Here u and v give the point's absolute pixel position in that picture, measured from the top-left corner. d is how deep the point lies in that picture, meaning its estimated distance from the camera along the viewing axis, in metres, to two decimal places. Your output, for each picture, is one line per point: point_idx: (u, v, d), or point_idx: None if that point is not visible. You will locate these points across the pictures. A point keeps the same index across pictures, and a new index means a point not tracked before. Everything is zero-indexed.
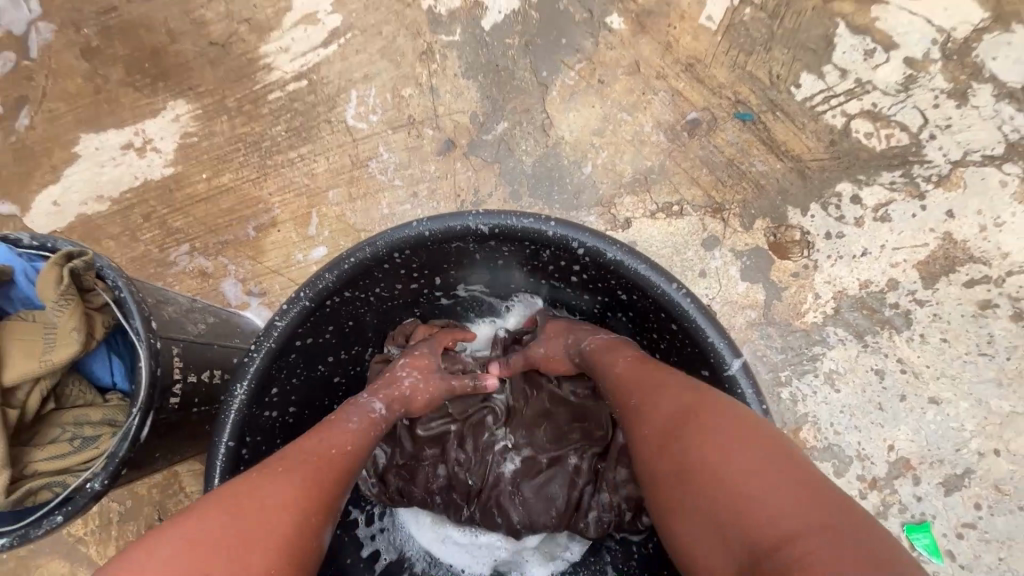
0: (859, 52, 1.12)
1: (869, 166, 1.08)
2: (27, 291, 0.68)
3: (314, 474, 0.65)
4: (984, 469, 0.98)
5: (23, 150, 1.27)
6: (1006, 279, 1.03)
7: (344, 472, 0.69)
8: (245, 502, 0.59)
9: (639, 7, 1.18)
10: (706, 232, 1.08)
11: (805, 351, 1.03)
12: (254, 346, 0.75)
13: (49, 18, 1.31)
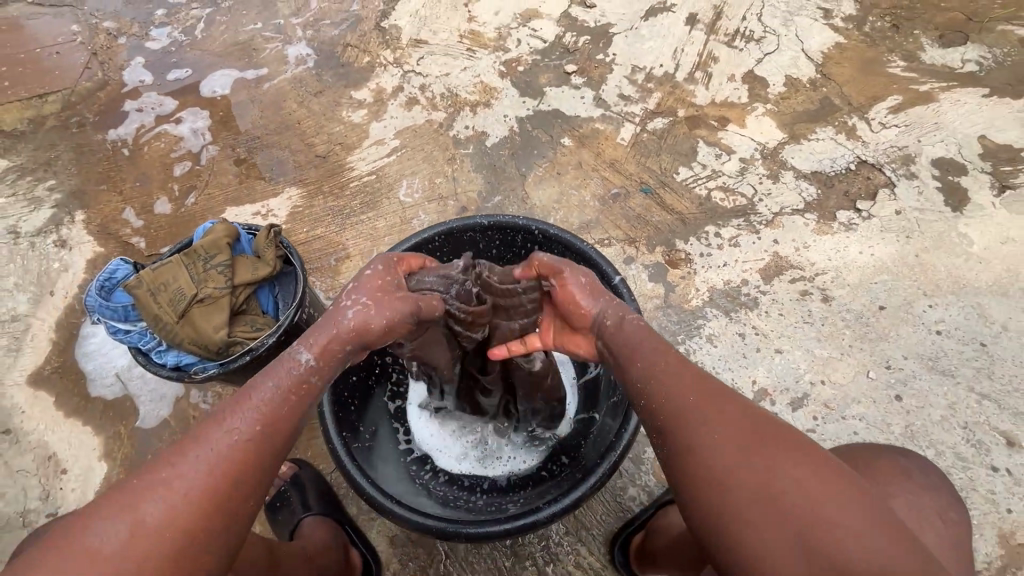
0: (712, 156, 1.86)
1: (725, 216, 1.75)
2: (243, 246, 1.28)
3: (243, 434, 0.77)
4: (817, 393, 1.46)
5: (189, 217, 1.96)
6: (815, 277, 1.62)
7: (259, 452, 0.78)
8: (193, 458, 0.74)
9: (580, 134, 1.96)
10: (626, 254, 1.71)
11: (692, 322, 1.58)
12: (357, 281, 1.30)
13: (217, 143, 2.10)
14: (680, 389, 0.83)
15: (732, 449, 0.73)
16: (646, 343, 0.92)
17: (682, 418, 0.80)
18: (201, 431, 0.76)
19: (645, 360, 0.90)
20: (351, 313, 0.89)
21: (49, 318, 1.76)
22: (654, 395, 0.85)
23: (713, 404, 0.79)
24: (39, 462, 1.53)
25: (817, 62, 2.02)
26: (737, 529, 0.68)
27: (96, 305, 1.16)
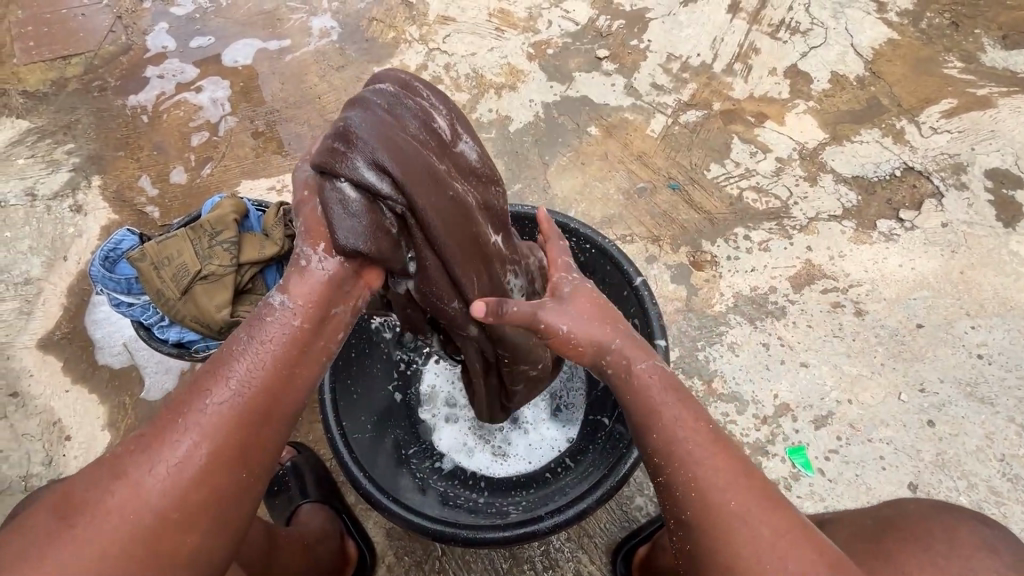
0: (747, 153, 1.76)
1: (756, 218, 1.65)
2: (252, 223, 1.24)
3: (240, 400, 0.76)
4: (842, 412, 1.38)
5: (203, 188, 1.93)
6: (849, 289, 1.53)
7: (249, 429, 0.76)
8: (164, 454, 0.71)
9: (608, 123, 1.87)
10: (648, 252, 1.63)
11: (714, 328, 1.50)
12: None
13: (235, 114, 2.06)
14: (738, 496, 0.78)
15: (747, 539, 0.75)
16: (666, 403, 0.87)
17: (733, 532, 0.75)
18: (189, 404, 0.75)
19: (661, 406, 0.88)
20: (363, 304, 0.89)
21: (61, 283, 1.75)
22: (712, 498, 0.78)
23: (770, 519, 0.76)
24: (43, 427, 1.53)
25: (866, 59, 1.89)
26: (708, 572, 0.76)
27: (99, 276, 1.13)
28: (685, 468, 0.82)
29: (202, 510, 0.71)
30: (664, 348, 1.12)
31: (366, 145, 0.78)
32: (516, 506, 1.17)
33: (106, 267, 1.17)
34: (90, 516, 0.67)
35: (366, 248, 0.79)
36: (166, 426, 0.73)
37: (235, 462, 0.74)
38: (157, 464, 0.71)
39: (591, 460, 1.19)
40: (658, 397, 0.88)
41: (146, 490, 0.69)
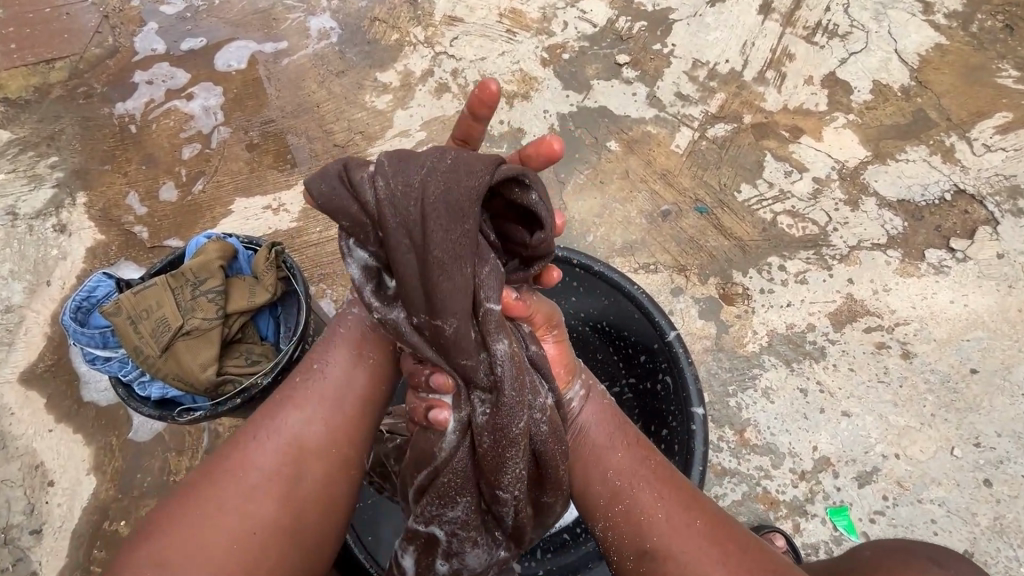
0: (781, 172, 1.62)
1: (792, 246, 1.52)
2: (240, 265, 1.14)
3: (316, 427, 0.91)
4: (888, 468, 1.28)
5: (195, 207, 1.81)
6: (895, 328, 1.40)
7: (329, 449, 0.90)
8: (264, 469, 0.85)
9: (629, 137, 1.72)
10: (673, 284, 1.51)
11: (746, 371, 1.38)
12: None
13: (229, 124, 1.92)
14: (687, 519, 0.81)
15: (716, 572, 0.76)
16: (615, 434, 0.92)
17: (680, 558, 0.78)
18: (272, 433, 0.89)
19: (617, 463, 0.88)
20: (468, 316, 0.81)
21: (44, 311, 1.64)
22: (659, 523, 0.81)
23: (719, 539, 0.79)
24: (25, 472, 1.44)
25: (912, 67, 1.73)
26: None
27: (71, 329, 1.03)
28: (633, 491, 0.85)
29: (293, 504, 0.84)
30: (701, 417, 1.03)
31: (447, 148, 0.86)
32: None
33: (78, 318, 1.07)
34: (198, 501, 0.80)
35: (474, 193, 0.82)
36: (260, 424, 0.90)
37: (317, 457, 0.89)
38: (257, 458, 0.85)
39: None
40: (602, 432, 0.92)
41: (256, 501, 0.82)
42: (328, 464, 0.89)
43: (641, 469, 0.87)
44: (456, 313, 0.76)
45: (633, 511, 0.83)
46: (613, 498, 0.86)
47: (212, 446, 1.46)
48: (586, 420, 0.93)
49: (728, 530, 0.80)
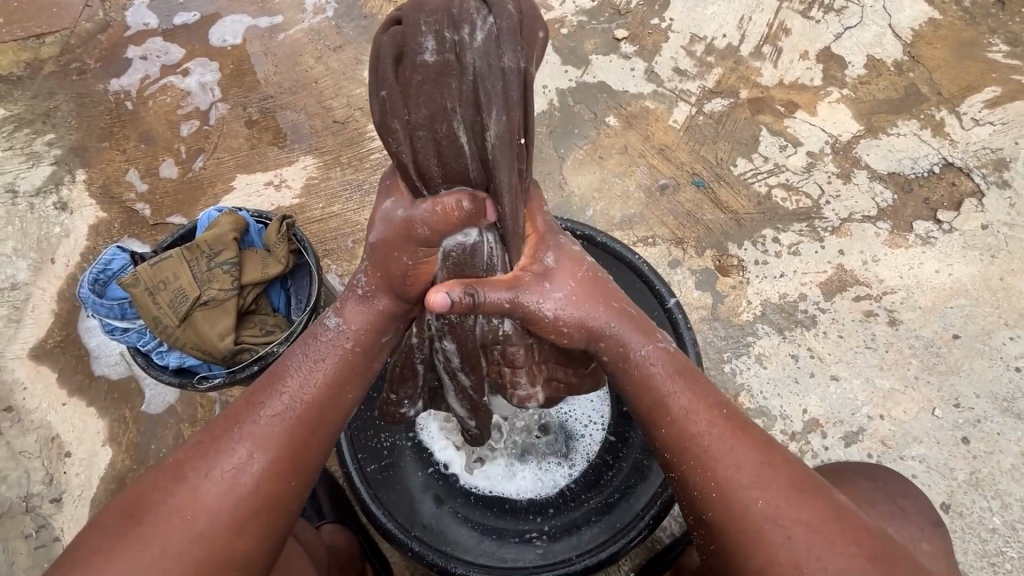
0: (776, 146, 1.65)
1: (786, 219, 1.56)
2: (252, 239, 1.17)
3: (254, 454, 0.76)
4: (873, 428, 1.35)
5: (197, 183, 1.81)
6: (883, 297, 1.47)
7: (263, 491, 0.76)
8: (183, 513, 0.72)
9: (628, 113, 1.73)
10: (671, 256, 1.55)
11: (741, 339, 1.44)
12: None
13: (226, 100, 1.91)
14: (770, 486, 0.72)
15: (804, 538, 0.68)
16: (679, 376, 0.81)
17: (760, 519, 0.70)
18: (206, 458, 0.75)
19: (676, 423, 0.78)
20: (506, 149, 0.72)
21: (50, 288, 1.65)
22: (736, 493, 0.72)
23: (802, 505, 0.70)
24: (42, 443, 1.48)
25: (905, 42, 1.76)
26: (780, 564, 0.67)
27: (90, 300, 1.07)
28: (702, 460, 0.75)
29: (220, 559, 0.71)
30: None
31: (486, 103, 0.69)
32: (538, 532, 1.12)
33: (95, 290, 1.10)
34: (111, 537, 0.69)
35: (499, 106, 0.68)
36: (198, 454, 0.76)
37: (246, 501, 0.74)
38: (190, 499, 0.72)
39: (617, 488, 1.12)
40: (666, 381, 0.80)
41: (167, 542, 0.69)
42: (273, 512, 0.76)
43: (708, 430, 0.77)
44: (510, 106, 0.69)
45: (701, 478, 0.75)
46: (676, 448, 0.78)
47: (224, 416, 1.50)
48: (647, 372, 0.81)
49: (813, 494, 0.71)
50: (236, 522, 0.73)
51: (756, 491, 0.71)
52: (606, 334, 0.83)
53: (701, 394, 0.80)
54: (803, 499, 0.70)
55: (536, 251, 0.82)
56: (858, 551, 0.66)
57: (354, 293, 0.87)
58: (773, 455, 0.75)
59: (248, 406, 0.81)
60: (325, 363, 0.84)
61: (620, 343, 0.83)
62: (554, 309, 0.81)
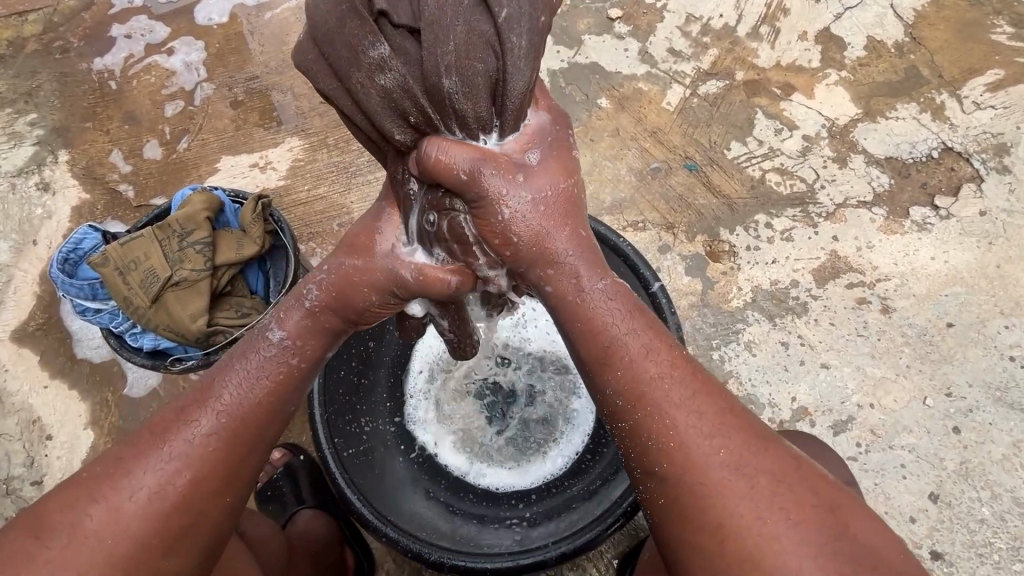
0: (772, 130, 1.61)
1: (779, 204, 1.53)
2: (227, 219, 1.14)
3: (177, 473, 0.70)
4: (862, 417, 1.33)
5: (181, 164, 1.78)
6: (877, 284, 1.44)
7: (189, 511, 0.70)
8: (97, 533, 0.66)
9: (620, 94, 1.69)
10: (661, 241, 1.52)
11: (730, 326, 1.41)
12: None
13: (212, 80, 1.87)
14: (729, 441, 0.67)
15: (760, 495, 0.64)
16: (635, 314, 0.73)
17: (716, 475, 0.65)
18: (125, 474, 0.69)
19: (633, 370, 0.70)
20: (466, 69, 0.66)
21: (32, 270, 1.63)
22: (694, 448, 0.67)
23: (764, 463, 0.66)
24: (23, 426, 1.46)
25: (907, 23, 1.71)
26: (738, 527, 0.63)
27: (59, 281, 1.05)
28: (659, 412, 0.69)
29: None
30: None
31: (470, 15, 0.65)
32: (518, 518, 1.11)
33: (66, 270, 1.08)
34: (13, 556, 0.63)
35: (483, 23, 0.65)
36: (116, 467, 0.69)
37: (169, 523, 0.68)
38: (108, 525, 0.66)
39: (599, 474, 1.10)
40: (623, 320, 0.72)
41: (79, 565, 0.64)
42: (199, 535, 0.71)
43: (666, 380, 0.70)
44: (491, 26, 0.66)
45: (652, 431, 0.69)
46: (628, 396, 0.70)
47: None
48: (602, 307, 0.72)
49: (772, 449, 0.68)
50: (156, 544, 0.68)
51: (715, 448, 0.66)
52: (558, 261, 0.72)
53: (656, 332, 0.73)
54: (765, 455, 0.67)
55: (528, 142, 0.74)
56: (817, 512, 0.64)
57: (303, 306, 0.80)
58: (737, 414, 0.69)
59: (175, 414, 0.73)
60: (267, 377, 0.77)
61: (571, 272, 0.73)
62: (516, 209, 0.71)
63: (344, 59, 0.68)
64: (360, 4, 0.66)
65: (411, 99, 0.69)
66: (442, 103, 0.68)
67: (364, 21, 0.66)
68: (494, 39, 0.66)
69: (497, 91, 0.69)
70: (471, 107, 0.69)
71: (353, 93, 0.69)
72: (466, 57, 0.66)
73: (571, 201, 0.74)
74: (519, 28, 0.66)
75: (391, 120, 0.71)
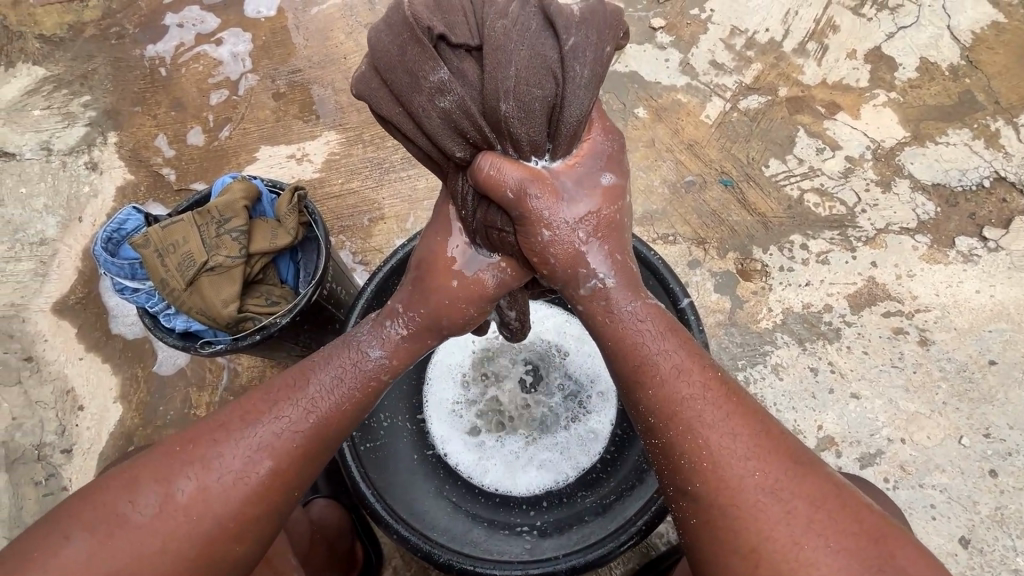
0: (813, 149, 1.57)
1: (817, 226, 1.49)
2: (264, 208, 1.16)
3: (263, 463, 0.71)
4: (892, 451, 1.28)
5: (222, 152, 1.83)
6: (915, 314, 1.39)
7: (267, 503, 0.71)
8: (184, 508, 0.68)
9: (658, 105, 1.67)
10: (691, 256, 1.49)
11: (758, 347, 1.38)
12: (382, 266, 1.10)
13: (257, 71, 1.92)
14: (763, 464, 0.65)
15: (793, 521, 0.62)
16: (670, 334, 0.72)
17: (749, 499, 0.64)
18: (213, 455, 0.70)
19: (665, 389, 0.70)
20: (528, 96, 0.66)
21: (76, 246, 1.70)
22: (727, 469, 0.65)
23: (799, 488, 0.64)
24: (57, 395, 1.52)
25: (963, 45, 1.64)
26: (769, 553, 0.61)
27: (102, 259, 1.08)
28: (690, 432, 0.68)
29: (214, 561, 0.68)
30: None
31: (534, 48, 0.66)
32: (529, 527, 1.10)
33: (109, 249, 1.12)
34: (107, 517, 0.66)
35: (546, 55, 0.66)
36: (207, 446, 0.71)
37: (248, 511, 0.70)
38: (195, 503, 0.68)
39: (613, 490, 1.09)
40: (656, 340, 0.71)
41: (162, 536, 0.66)
42: (270, 526, 0.72)
43: (700, 399, 0.69)
44: (553, 58, 0.66)
45: (685, 450, 0.68)
46: (659, 415, 0.70)
47: (230, 384, 1.52)
48: (631, 328, 0.72)
49: (812, 473, 0.65)
50: (234, 529, 0.69)
51: (749, 470, 0.65)
52: (592, 283, 0.72)
53: (690, 351, 0.72)
54: (801, 480, 0.64)
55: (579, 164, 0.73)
56: (857, 542, 0.61)
57: (401, 323, 0.81)
58: (773, 437, 0.67)
59: (264, 402, 0.75)
60: (351, 381, 0.78)
61: (604, 293, 0.72)
62: (556, 232, 0.71)
63: (404, 83, 0.68)
64: (419, 31, 0.66)
65: (468, 120, 0.68)
66: (500, 126, 0.68)
67: (423, 50, 0.66)
68: (555, 69, 0.67)
69: (553, 116, 0.69)
70: (527, 130, 0.68)
71: (413, 115, 0.69)
72: (528, 85, 0.66)
73: (614, 222, 0.73)
74: (584, 57, 0.67)
75: (450, 139, 0.70)
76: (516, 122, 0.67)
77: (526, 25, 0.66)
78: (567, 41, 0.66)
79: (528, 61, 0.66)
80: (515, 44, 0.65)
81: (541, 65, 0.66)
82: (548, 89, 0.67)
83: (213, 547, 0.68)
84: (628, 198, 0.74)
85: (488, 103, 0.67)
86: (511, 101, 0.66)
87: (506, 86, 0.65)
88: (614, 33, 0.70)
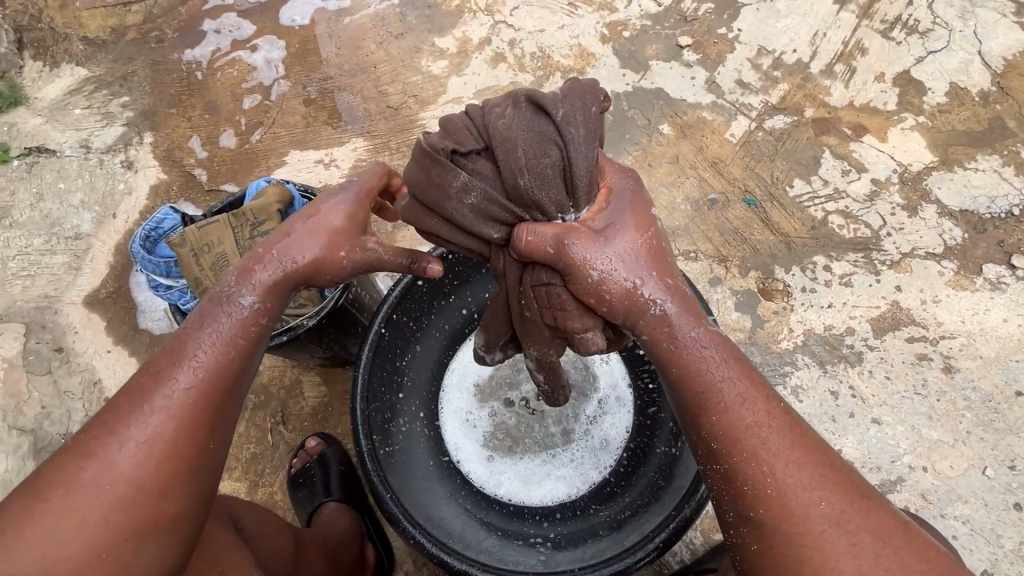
0: (838, 170, 1.57)
1: (841, 248, 1.48)
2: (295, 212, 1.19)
3: (160, 423, 0.72)
4: (913, 479, 1.26)
5: (252, 154, 1.88)
6: (940, 341, 1.37)
7: (180, 456, 0.72)
8: (95, 484, 0.68)
9: (683, 122, 1.68)
10: (713, 273, 1.49)
11: (778, 367, 1.37)
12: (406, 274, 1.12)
13: (289, 78, 1.97)
14: (829, 495, 0.66)
15: (860, 554, 0.62)
16: (731, 363, 0.73)
17: (817, 528, 0.64)
18: (114, 433, 0.70)
19: (728, 413, 0.71)
20: (540, 169, 0.75)
21: (109, 241, 1.75)
22: (792, 497, 0.66)
23: (864, 520, 0.64)
24: (84, 386, 1.56)
25: (995, 71, 1.63)
26: None
27: (139, 256, 1.12)
28: (755, 459, 0.68)
29: (145, 521, 0.69)
30: None
31: (532, 129, 0.75)
32: (543, 539, 1.10)
33: (146, 246, 1.16)
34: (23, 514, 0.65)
35: (545, 132, 0.75)
36: (107, 426, 0.71)
37: (162, 471, 0.71)
38: (101, 476, 0.68)
39: (629, 505, 1.09)
40: (717, 366, 0.73)
41: (78, 516, 0.66)
42: (194, 479, 0.73)
43: (764, 427, 0.70)
44: (550, 133, 0.75)
45: (747, 475, 0.68)
46: (723, 440, 0.71)
47: None
48: (696, 355, 0.73)
49: (877, 507, 0.66)
50: (154, 489, 0.70)
51: (815, 499, 0.66)
52: (651, 312, 0.74)
53: (754, 381, 0.73)
54: (866, 513, 0.65)
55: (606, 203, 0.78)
56: None
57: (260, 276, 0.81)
58: (835, 469, 0.68)
59: (148, 374, 0.75)
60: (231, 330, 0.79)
61: (665, 320, 0.74)
62: (603, 271, 0.74)
63: (436, 195, 0.78)
64: (429, 153, 0.76)
65: (497, 206, 0.77)
66: (527, 203, 0.76)
67: (440, 161, 0.76)
68: (557, 134, 0.74)
69: (566, 177, 0.76)
70: (547, 195, 0.76)
71: (448, 218, 0.78)
72: (538, 160, 0.74)
73: (659, 251, 0.77)
74: (575, 122, 0.75)
75: (485, 225, 0.79)
76: (539, 192, 0.75)
77: (519, 114, 0.76)
78: (559, 113, 0.75)
79: (534, 142, 0.74)
80: (518, 131, 0.75)
81: (542, 141, 0.75)
82: (557, 155, 0.75)
83: (141, 511, 0.69)
84: (660, 224, 0.79)
85: (513, 185, 0.75)
86: (531, 178, 0.75)
87: (521, 164, 0.74)
88: (593, 96, 0.79)
